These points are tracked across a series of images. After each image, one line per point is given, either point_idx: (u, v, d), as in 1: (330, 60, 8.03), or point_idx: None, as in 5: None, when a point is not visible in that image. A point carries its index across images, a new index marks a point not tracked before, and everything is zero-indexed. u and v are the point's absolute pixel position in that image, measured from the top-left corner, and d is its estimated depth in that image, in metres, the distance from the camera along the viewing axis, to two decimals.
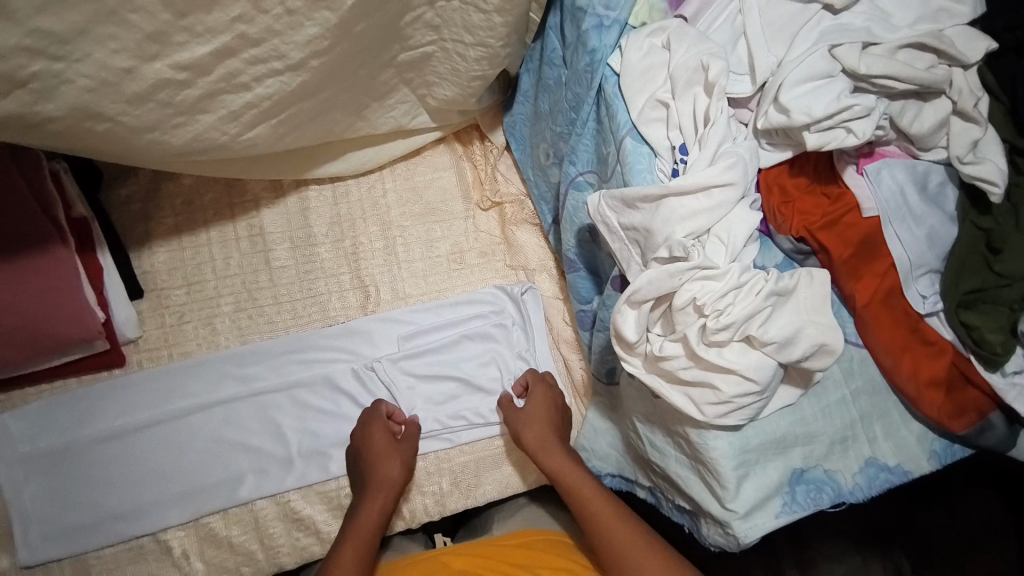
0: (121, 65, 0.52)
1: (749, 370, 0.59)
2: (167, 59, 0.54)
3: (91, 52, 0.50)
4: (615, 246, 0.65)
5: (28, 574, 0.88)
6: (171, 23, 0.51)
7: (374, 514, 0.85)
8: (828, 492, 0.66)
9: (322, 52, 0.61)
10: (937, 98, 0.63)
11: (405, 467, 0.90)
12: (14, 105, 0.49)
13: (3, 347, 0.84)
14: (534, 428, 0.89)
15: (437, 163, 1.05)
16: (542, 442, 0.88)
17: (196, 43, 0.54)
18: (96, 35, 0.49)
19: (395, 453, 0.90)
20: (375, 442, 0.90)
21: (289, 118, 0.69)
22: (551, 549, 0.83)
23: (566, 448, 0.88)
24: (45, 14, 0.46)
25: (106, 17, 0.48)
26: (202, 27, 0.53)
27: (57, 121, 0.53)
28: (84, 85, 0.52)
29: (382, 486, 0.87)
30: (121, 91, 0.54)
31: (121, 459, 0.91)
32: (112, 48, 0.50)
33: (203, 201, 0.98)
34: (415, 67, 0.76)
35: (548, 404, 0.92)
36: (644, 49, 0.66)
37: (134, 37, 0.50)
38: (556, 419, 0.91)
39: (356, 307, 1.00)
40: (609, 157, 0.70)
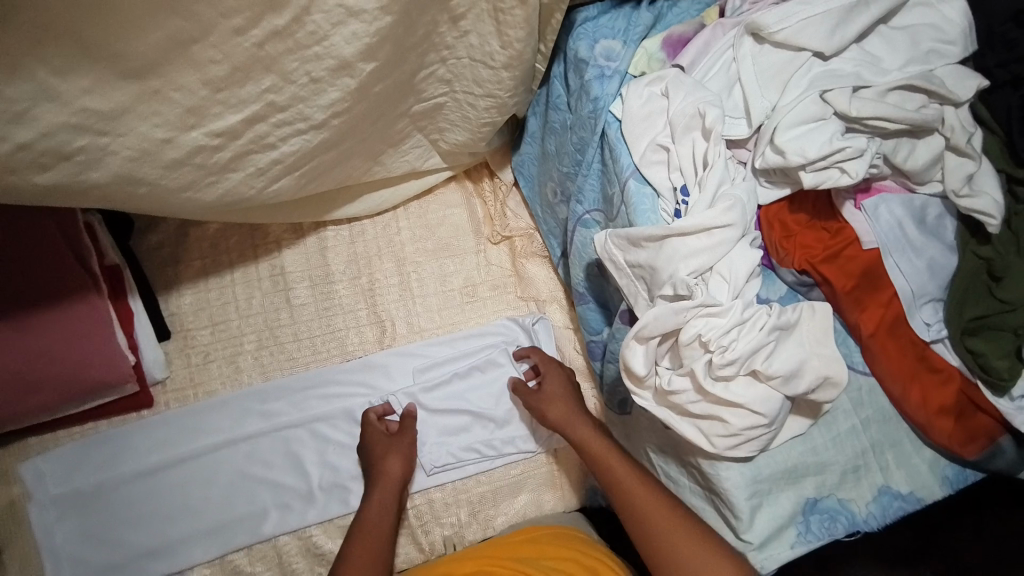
0: (161, 136, 0.56)
1: (756, 403, 0.61)
2: (202, 128, 0.58)
3: (135, 126, 0.54)
4: (622, 282, 0.67)
5: None
6: (208, 97, 0.56)
7: (375, 505, 0.87)
8: (842, 519, 0.67)
9: (343, 112, 0.65)
10: (930, 135, 0.65)
11: (410, 462, 0.93)
12: (63, 177, 0.54)
13: (39, 392, 0.87)
14: (558, 405, 0.90)
15: (449, 200, 1.09)
16: (565, 417, 0.88)
17: (229, 113, 0.58)
18: (139, 112, 0.53)
19: (397, 448, 0.93)
20: (370, 435, 0.94)
21: (310, 170, 0.73)
22: (556, 542, 0.84)
23: (590, 420, 0.88)
24: (95, 97, 0.50)
25: (149, 96, 0.53)
26: (235, 99, 0.58)
27: (101, 188, 0.57)
28: (126, 156, 0.56)
29: (387, 479, 0.90)
30: (160, 158, 0.58)
31: (149, 496, 0.94)
32: (153, 122, 0.55)
33: (227, 244, 1.02)
34: (427, 116, 0.80)
35: (563, 381, 0.94)
36: (644, 97, 0.69)
37: (174, 112, 0.55)
38: (575, 394, 0.92)
39: (374, 341, 1.03)
40: (615, 198, 0.73)
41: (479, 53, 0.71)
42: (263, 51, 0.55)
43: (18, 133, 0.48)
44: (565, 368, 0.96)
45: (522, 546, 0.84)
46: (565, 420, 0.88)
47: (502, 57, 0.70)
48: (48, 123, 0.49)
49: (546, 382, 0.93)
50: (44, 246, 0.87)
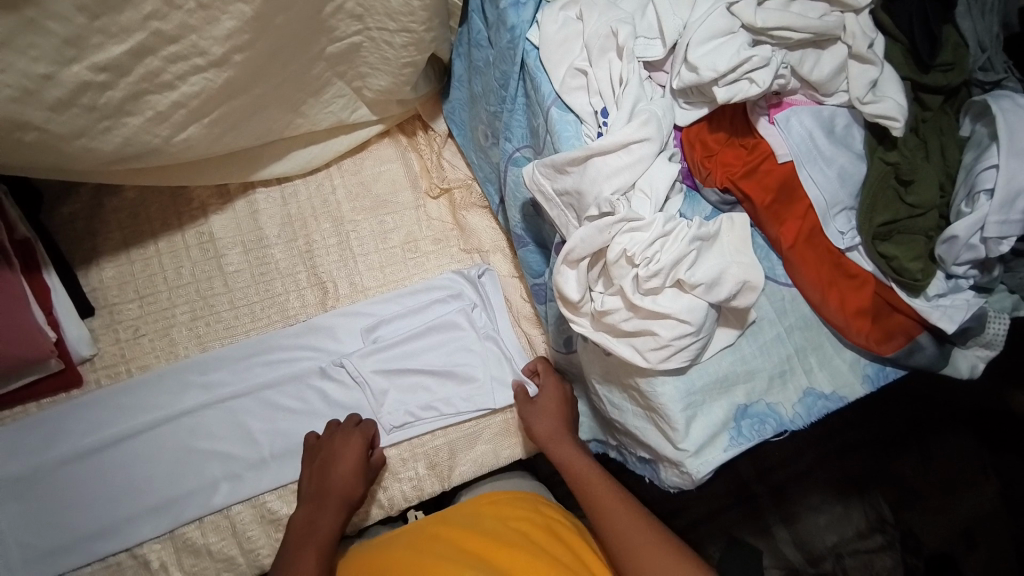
0: (40, 71, 0.53)
1: (682, 312, 0.62)
2: (87, 60, 0.55)
3: (13, 61, 0.52)
4: (553, 213, 0.68)
5: None
6: (86, 25, 0.53)
7: (331, 522, 0.85)
8: (770, 422, 0.70)
9: (243, 46, 0.62)
10: (833, 44, 0.68)
11: (365, 487, 0.90)
12: None
13: None
14: (545, 421, 0.91)
15: (384, 155, 1.06)
16: (553, 434, 0.90)
17: (112, 43, 0.55)
18: (16, 45, 0.51)
19: (359, 470, 0.90)
20: (347, 451, 0.90)
21: (221, 117, 0.70)
22: (513, 502, 0.86)
23: (575, 442, 0.89)
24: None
25: (21, 24, 0.50)
26: (116, 27, 0.54)
27: None
28: (7, 95, 0.53)
29: (342, 497, 0.87)
30: (43, 98, 0.55)
31: (90, 479, 0.90)
32: (31, 55, 0.52)
33: (149, 213, 0.98)
34: (345, 59, 0.78)
35: (560, 399, 0.93)
36: (559, 22, 0.69)
37: (51, 43, 0.52)
38: (568, 417, 0.91)
39: (316, 304, 1.01)
40: (540, 129, 0.73)
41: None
42: None
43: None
44: (567, 387, 0.95)
45: (483, 505, 0.85)
46: (551, 433, 0.90)
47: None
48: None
49: (545, 400, 0.93)
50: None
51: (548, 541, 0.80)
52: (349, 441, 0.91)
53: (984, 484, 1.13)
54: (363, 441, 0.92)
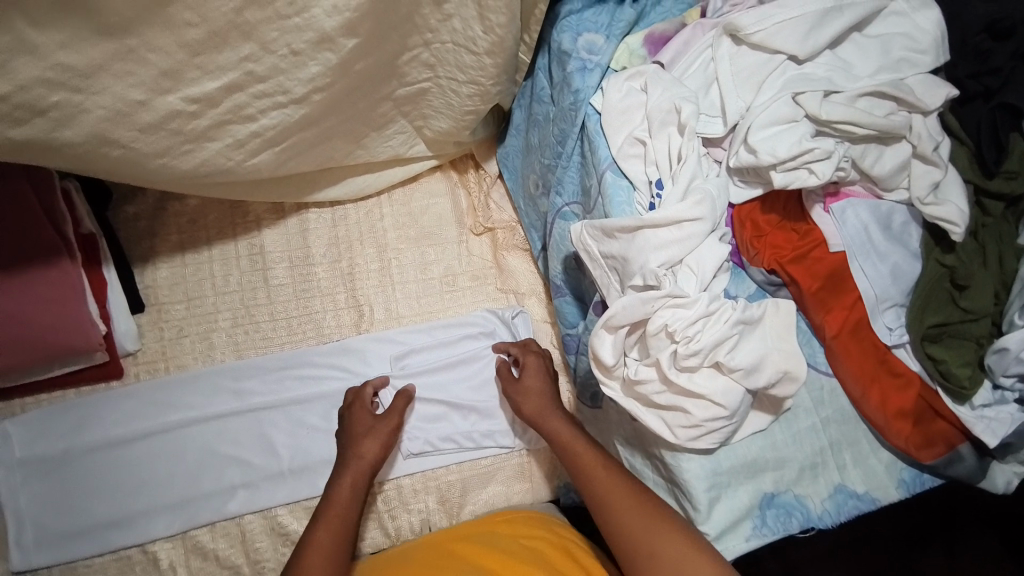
0: (136, 97, 0.57)
1: (717, 395, 0.61)
2: (180, 92, 0.59)
3: (111, 86, 0.55)
4: (596, 273, 0.69)
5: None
6: (186, 61, 0.56)
7: (348, 485, 0.83)
8: (797, 516, 0.68)
9: (323, 88, 0.66)
10: (898, 141, 0.67)
11: (386, 444, 0.88)
12: (38, 132, 0.55)
13: (8, 354, 0.85)
14: (534, 398, 0.83)
15: (434, 189, 1.09)
16: (540, 411, 0.81)
17: (207, 79, 0.59)
18: (115, 71, 0.54)
19: (375, 429, 0.89)
20: (358, 418, 0.90)
21: (290, 146, 0.74)
22: (529, 522, 0.86)
23: (564, 414, 0.80)
24: (68, 52, 0.51)
25: (124, 55, 0.53)
26: (213, 65, 0.58)
27: (76, 146, 0.58)
28: (100, 115, 0.57)
29: (359, 458, 0.85)
30: (134, 121, 0.59)
31: (116, 467, 0.92)
32: (128, 82, 0.56)
33: (206, 220, 1.01)
34: (412, 100, 0.81)
35: (543, 371, 0.86)
36: (622, 91, 0.70)
37: (150, 73, 0.56)
38: (553, 390, 0.84)
39: (350, 325, 1.02)
40: (592, 190, 0.74)
41: (462, 38, 0.71)
42: (241, 17, 0.55)
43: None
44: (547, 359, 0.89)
45: (496, 524, 0.85)
46: (538, 409, 0.82)
47: (484, 43, 0.71)
48: (21, 77, 0.50)
49: (529, 373, 0.86)
50: (19, 211, 0.85)
51: (561, 561, 0.79)
52: (361, 410, 0.91)
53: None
54: (366, 405, 0.91)
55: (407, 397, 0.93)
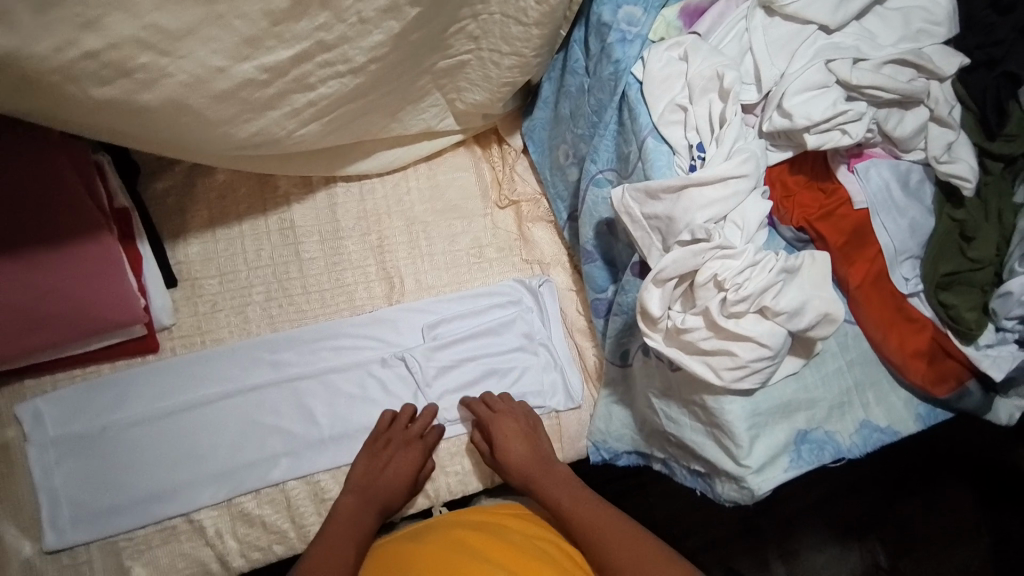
0: (216, 64, 0.59)
1: (763, 336, 0.66)
2: (257, 59, 0.61)
3: (194, 50, 0.57)
4: (638, 233, 0.73)
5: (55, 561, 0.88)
6: (266, 30, 0.58)
7: (370, 518, 0.89)
8: (829, 449, 0.74)
9: (381, 57, 0.68)
10: (917, 106, 0.74)
11: (409, 495, 0.95)
12: (121, 94, 0.57)
13: (49, 329, 0.84)
14: (520, 473, 0.94)
15: (458, 163, 1.12)
16: (529, 479, 0.94)
17: (282, 47, 0.61)
18: (201, 36, 0.56)
19: (410, 482, 0.94)
20: (398, 467, 0.93)
21: (339, 117, 0.77)
22: (533, 521, 0.91)
23: (552, 477, 0.94)
24: (162, 13, 0.52)
25: (212, 19, 0.55)
26: (289, 34, 0.60)
27: (153, 110, 0.60)
28: (180, 80, 0.58)
29: (383, 499, 0.92)
30: (210, 88, 0.60)
31: (159, 441, 0.91)
32: (211, 47, 0.57)
33: (236, 195, 1.01)
34: (449, 74, 0.84)
35: (522, 441, 0.96)
36: (664, 61, 0.74)
37: (232, 40, 0.57)
38: (536, 459, 0.95)
39: (382, 297, 1.05)
40: (631, 156, 0.78)
41: (512, 9, 0.74)
42: None
43: (89, 38, 0.51)
44: (523, 424, 0.97)
45: (510, 519, 0.89)
46: (524, 475, 0.94)
47: (534, 13, 0.74)
48: (112, 34, 0.52)
49: (508, 435, 0.96)
50: (56, 189, 0.83)
51: (565, 560, 0.85)
52: (406, 453, 0.94)
53: (968, 546, 1.21)
54: (418, 454, 0.95)
55: (438, 434, 0.99)
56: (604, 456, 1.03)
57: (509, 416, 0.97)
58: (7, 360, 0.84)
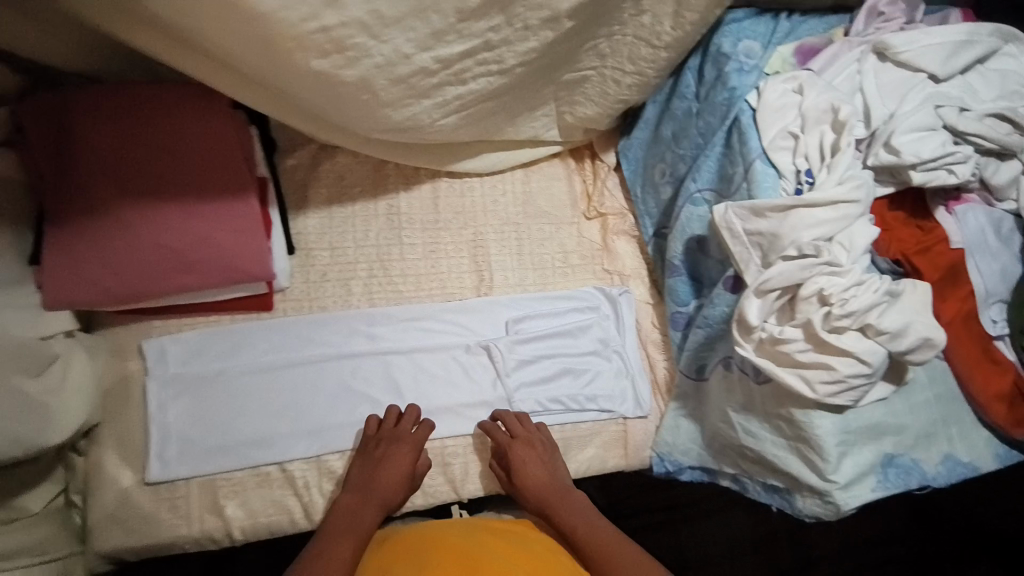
0: (407, 51, 0.65)
1: (863, 353, 0.70)
2: (438, 49, 0.68)
3: (394, 37, 0.63)
4: (737, 248, 0.78)
5: (155, 491, 0.94)
6: (453, 25, 0.65)
7: (371, 517, 0.92)
8: (914, 475, 0.78)
9: (528, 62, 0.76)
10: (1011, 159, 0.79)
11: (407, 494, 0.97)
12: (330, 67, 0.63)
13: (198, 274, 0.89)
14: (535, 497, 0.98)
15: (552, 173, 1.19)
16: (543, 501, 0.98)
17: (458, 43, 0.68)
18: (404, 25, 0.62)
19: (405, 481, 0.96)
20: (394, 466, 0.95)
21: (472, 112, 0.86)
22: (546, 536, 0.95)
23: (569, 499, 0.98)
24: (384, 1, 0.59)
25: (418, 12, 0.62)
26: (468, 32, 0.67)
27: (347, 84, 0.66)
28: (375, 61, 0.65)
29: (385, 498, 0.94)
30: (394, 71, 0.67)
31: (263, 391, 1.00)
32: (407, 35, 0.64)
33: (352, 178, 1.11)
34: (570, 86, 0.92)
35: (536, 462, 1.00)
36: (779, 92, 0.81)
37: (424, 31, 0.64)
38: (551, 481, 0.99)
39: (472, 288, 1.12)
40: (735, 177, 0.84)
41: (646, 32, 0.82)
42: None
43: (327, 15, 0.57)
44: (537, 446, 1.01)
45: (528, 529, 0.93)
46: (540, 498, 0.98)
47: (667, 37, 0.81)
48: (346, 13, 0.58)
49: (530, 454, 1.00)
50: (219, 142, 0.89)
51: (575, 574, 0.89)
52: (399, 453, 0.96)
53: None
54: (410, 453, 0.97)
55: (427, 429, 1.01)
56: (667, 468, 1.08)
57: (522, 440, 1.01)
58: (154, 296, 0.89)
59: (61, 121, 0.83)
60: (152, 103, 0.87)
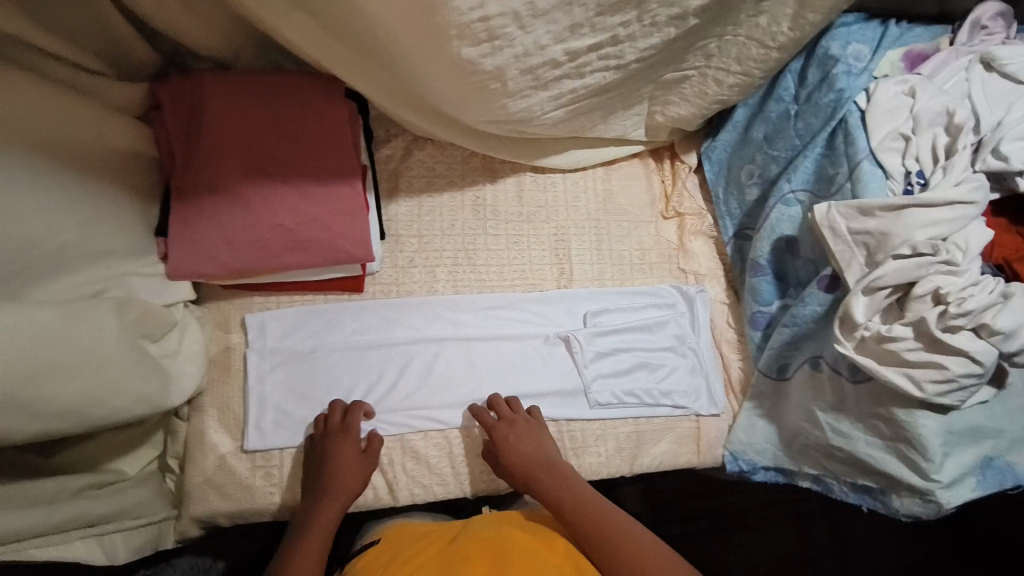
0: (544, 42, 0.69)
1: (977, 353, 0.75)
2: (570, 42, 0.71)
3: (538, 28, 0.66)
4: (839, 247, 0.82)
5: (251, 460, 0.98)
6: (589, 18, 0.68)
7: (333, 513, 0.92)
8: (1010, 477, 0.83)
9: (644, 58, 0.79)
10: None
11: (365, 481, 0.97)
12: (476, 55, 0.66)
13: (304, 253, 0.92)
14: (517, 475, 0.99)
15: (632, 173, 1.22)
16: (527, 478, 0.98)
17: (589, 36, 0.71)
18: (548, 18, 0.66)
19: (359, 468, 0.96)
20: (342, 457, 0.94)
21: (578, 107, 0.89)
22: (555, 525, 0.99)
23: (551, 478, 0.98)
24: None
25: (564, 5, 0.65)
26: (601, 25, 0.70)
27: (484, 72, 0.70)
28: (515, 51, 0.68)
29: (342, 492, 0.94)
30: (527, 62, 0.70)
31: (352, 368, 1.04)
32: (548, 26, 0.67)
33: (441, 170, 1.14)
34: (669, 85, 0.94)
35: (530, 441, 1.00)
36: (891, 94, 0.85)
37: (564, 23, 0.67)
38: (534, 465, 0.99)
39: (552, 280, 1.15)
40: (838, 177, 0.88)
41: (761, 33, 0.83)
42: None
43: (491, 4, 0.61)
44: (522, 427, 1.01)
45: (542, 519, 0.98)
46: (526, 473, 0.98)
47: (782, 38, 0.83)
48: (507, 4, 0.61)
49: (513, 450, 0.99)
50: (332, 128, 0.93)
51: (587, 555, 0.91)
52: (343, 447, 0.95)
53: None
54: (355, 445, 0.96)
55: (377, 441, 0.99)
56: (741, 467, 1.08)
57: (505, 424, 1.01)
58: (259, 271, 0.92)
59: (193, 99, 0.87)
60: (275, 88, 0.91)
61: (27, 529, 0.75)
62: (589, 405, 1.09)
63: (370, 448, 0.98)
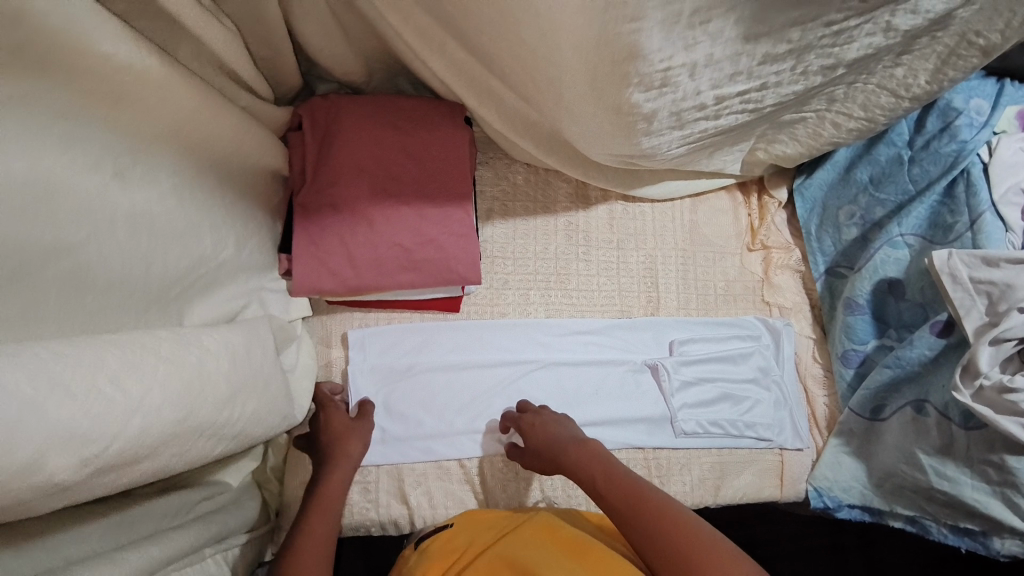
0: (704, 88, 0.70)
1: None
2: (723, 88, 0.72)
3: (704, 76, 0.68)
4: (960, 293, 0.85)
5: None
6: (751, 68, 0.70)
7: (336, 484, 0.88)
8: None
9: (781, 102, 0.80)
10: None
11: (367, 445, 0.94)
12: (644, 98, 0.68)
13: (422, 274, 0.92)
14: (539, 460, 0.95)
15: (719, 204, 1.22)
16: (551, 460, 0.93)
17: (742, 83, 0.72)
18: (717, 67, 0.67)
19: (354, 433, 0.94)
20: (333, 424, 0.94)
21: (699, 145, 0.90)
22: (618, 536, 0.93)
23: (573, 457, 0.91)
24: (720, 45, 0.64)
25: (735, 55, 0.66)
26: (758, 74, 0.72)
27: (642, 113, 0.71)
28: (676, 95, 0.70)
29: (342, 458, 0.91)
30: (682, 105, 0.72)
31: (447, 388, 1.05)
32: (712, 74, 0.68)
33: (537, 194, 1.16)
34: (783, 126, 0.95)
35: (544, 430, 0.95)
36: (1014, 149, 0.96)
37: (727, 72, 0.69)
38: (554, 448, 0.93)
39: (641, 307, 1.15)
40: (957, 225, 0.96)
41: (895, 83, 0.84)
42: (816, 41, 0.68)
43: (677, 56, 0.63)
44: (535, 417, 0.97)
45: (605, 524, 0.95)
46: (551, 456, 0.93)
47: (916, 89, 0.84)
48: (692, 55, 0.63)
49: (532, 439, 0.95)
50: (453, 151, 0.95)
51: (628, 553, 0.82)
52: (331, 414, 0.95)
53: None
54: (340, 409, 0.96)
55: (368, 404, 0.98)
56: (825, 504, 1.08)
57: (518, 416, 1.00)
58: (369, 290, 0.92)
59: (334, 120, 0.91)
60: (401, 112, 0.94)
61: (192, 543, 0.70)
62: (673, 434, 1.09)
63: (364, 413, 0.98)
